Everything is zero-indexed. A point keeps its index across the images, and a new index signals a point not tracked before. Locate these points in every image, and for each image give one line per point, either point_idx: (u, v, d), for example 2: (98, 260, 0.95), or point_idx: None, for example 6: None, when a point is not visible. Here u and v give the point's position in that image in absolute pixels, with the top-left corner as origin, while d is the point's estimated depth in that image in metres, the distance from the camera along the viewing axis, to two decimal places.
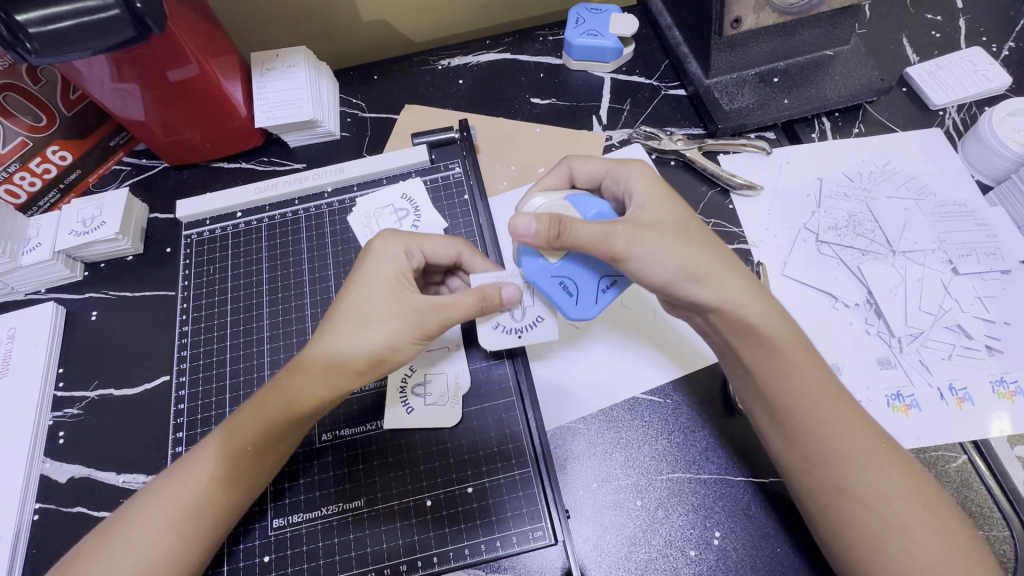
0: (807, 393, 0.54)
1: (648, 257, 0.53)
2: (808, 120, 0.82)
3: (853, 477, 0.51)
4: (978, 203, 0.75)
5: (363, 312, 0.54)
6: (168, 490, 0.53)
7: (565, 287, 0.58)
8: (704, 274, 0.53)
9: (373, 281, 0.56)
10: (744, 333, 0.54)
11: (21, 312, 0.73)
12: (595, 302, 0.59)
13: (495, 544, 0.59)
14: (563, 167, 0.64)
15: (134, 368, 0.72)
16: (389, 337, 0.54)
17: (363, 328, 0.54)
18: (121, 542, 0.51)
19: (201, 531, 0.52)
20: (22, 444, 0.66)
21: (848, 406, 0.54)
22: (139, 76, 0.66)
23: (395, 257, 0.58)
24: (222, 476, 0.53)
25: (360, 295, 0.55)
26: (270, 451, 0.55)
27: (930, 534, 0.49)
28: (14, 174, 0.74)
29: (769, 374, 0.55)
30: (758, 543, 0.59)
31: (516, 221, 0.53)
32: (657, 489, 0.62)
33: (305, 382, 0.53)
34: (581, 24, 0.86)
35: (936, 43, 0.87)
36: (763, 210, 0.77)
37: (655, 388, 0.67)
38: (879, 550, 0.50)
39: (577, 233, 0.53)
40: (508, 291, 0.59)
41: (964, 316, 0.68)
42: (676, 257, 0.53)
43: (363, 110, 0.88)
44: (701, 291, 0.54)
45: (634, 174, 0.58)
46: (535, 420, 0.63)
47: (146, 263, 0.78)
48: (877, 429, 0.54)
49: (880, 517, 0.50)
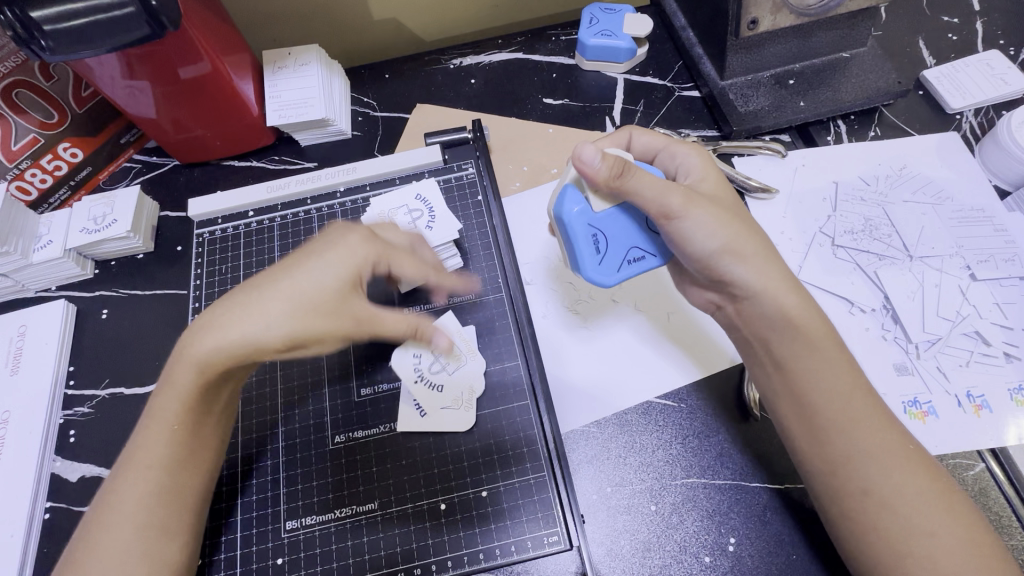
0: (836, 388, 0.54)
1: (699, 228, 0.55)
2: (824, 123, 0.82)
3: (879, 479, 0.51)
4: (996, 208, 0.75)
5: (278, 290, 0.51)
6: (114, 493, 0.52)
7: (596, 239, 0.58)
8: (746, 255, 0.56)
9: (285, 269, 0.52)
10: (782, 323, 0.56)
11: (32, 309, 0.73)
12: (618, 269, 0.59)
13: (509, 548, 0.58)
14: (623, 134, 0.65)
15: (146, 367, 0.71)
16: (305, 323, 0.50)
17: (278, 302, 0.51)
18: (91, 544, 0.50)
19: (165, 519, 0.52)
20: (33, 443, 0.66)
21: (877, 406, 0.54)
22: (150, 74, 0.66)
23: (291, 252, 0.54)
24: (163, 462, 0.52)
25: (273, 277, 0.52)
26: (197, 426, 0.54)
27: (954, 540, 0.49)
28: (26, 171, 0.74)
29: (799, 366, 0.55)
30: (774, 549, 0.58)
31: (585, 149, 0.52)
32: (672, 494, 0.61)
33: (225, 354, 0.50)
34: (594, 24, 0.86)
35: (953, 46, 0.87)
36: (778, 214, 0.76)
37: (671, 392, 0.66)
38: (903, 556, 0.49)
39: (635, 185, 0.54)
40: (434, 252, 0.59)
41: (982, 323, 0.68)
42: (725, 233, 0.56)
43: (375, 109, 0.87)
44: (741, 270, 0.56)
45: (693, 155, 0.62)
46: (550, 425, 0.63)
47: (158, 261, 0.78)
48: (903, 433, 0.54)
49: (904, 522, 0.50)
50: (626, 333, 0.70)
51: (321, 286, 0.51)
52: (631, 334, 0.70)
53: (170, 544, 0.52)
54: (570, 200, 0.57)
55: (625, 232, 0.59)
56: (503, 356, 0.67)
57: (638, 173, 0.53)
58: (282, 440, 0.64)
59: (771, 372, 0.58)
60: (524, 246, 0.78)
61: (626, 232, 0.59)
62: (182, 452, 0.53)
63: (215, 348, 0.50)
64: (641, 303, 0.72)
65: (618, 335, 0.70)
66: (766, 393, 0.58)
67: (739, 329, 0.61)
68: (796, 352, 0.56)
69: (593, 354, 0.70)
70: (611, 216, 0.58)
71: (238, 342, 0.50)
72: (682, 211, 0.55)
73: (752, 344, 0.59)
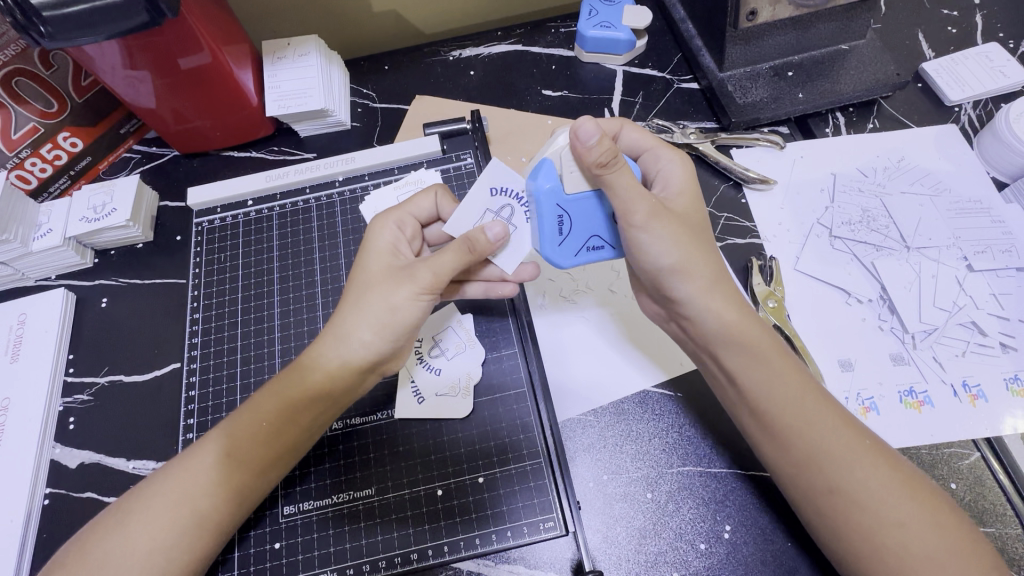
0: (789, 398, 0.54)
1: (654, 242, 0.54)
2: (822, 115, 0.82)
3: (844, 476, 0.51)
4: (994, 201, 0.75)
5: (366, 286, 0.56)
6: (184, 469, 0.53)
7: (560, 222, 0.56)
8: (694, 275, 0.56)
9: (380, 252, 0.58)
10: (727, 340, 0.56)
11: (32, 298, 0.73)
12: (573, 255, 0.58)
13: (506, 534, 0.59)
14: (615, 123, 0.63)
15: (144, 355, 0.72)
16: (381, 298, 0.54)
17: (366, 298, 0.55)
18: (137, 515, 0.51)
19: (216, 513, 0.52)
20: (33, 429, 0.66)
21: (829, 407, 0.54)
22: (151, 64, 0.66)
23: (388, 229, 0.59)
24: (234, 455, 0.53)
25: (360, 267, 0.57)
26: (285, 432, 0.54)
27: (923, 528, 0.49)
28: (26, 160, 0.74)
29: (748, 376, 0.55)
30: (768, 537, 0.59)
31: (586, 121, 0.49)
32: (668, 481, 0.61)
33: (319, 360, 0.54)
34: (593, 15, 0.86)
35: (952, 38, 0.87)
36: (775, 205, 0.76)
37: (664, 382, 0.67)
38: (876, 550, 0.49)
39: (615, 183, 0.52)
40: (494, 231, 0.54)
41: (978, 313, 0.68)
42: (677, 250, 0.55)
43: (375, 100, 0.88)
44: (687, 289, 0.56)
45: (676, 161, 0.60)
46: (547, 412, 0.63)
47: (157, 250, 0.78)
48: (860, 428, 0.54)
49: (874, 516, 0.50)
50: (612, 328, 0.71)
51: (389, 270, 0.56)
52: (619, 327, 0.71)
53: (208, 538, 0.52)
54: (543, 174, 0.54)
55: (588, 219, 0.57)
56: (500, 344, 0.68)
57: (624, 169, 0.51)
58: None
59: (725, 384, 0.58)
60: None
61: (588, 218, 0.57)
62: (257, 455, 0.53)
63: (312, 351, 0.55)
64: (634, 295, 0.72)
65: (604, 329, 0.71)
66: (724, 401, 0.59)
67: (687, 343, 0.61)
68: (741, 365, 0.55)
69: (585, 345, 0.70)
70: (583, 202, 0.55)
71: (333, 341, 0.54)
72: (644, 223, 0.53)
73: (703, 357, 0.59)
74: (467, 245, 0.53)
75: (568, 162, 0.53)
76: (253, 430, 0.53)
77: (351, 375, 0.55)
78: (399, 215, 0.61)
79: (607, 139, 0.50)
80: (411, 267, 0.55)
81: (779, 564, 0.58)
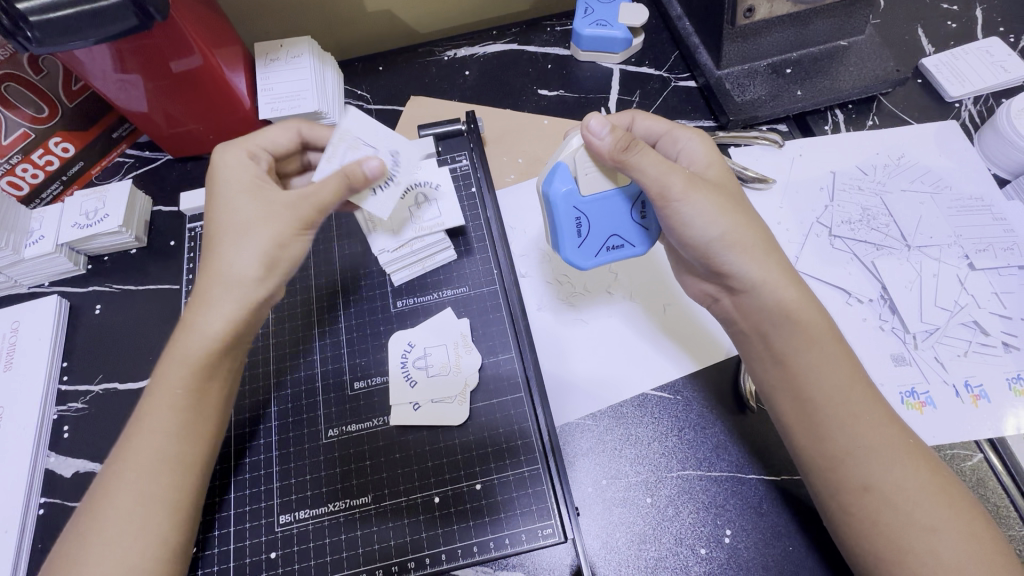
0: (837, 389, 0.53)
1: (695, 215, 0.53)
2: (821, 113, 0.81)
3: (879, 474, 0.50)
4: (995, 198, 0.74)
5: (226, 233, 0.54)
6: (128, 447, 0.52)
7: (579, 224, 0.57)
8: (746, 245, 0.55)
9: (225, 183, 0.57)
10: (777, 317, 0.55)
11: (24, 306, 0.72)
12: (595, 254, 0.58)
13: (504, 541, 0.58)
14: (625, 115, 0.62)
15: (139, 362, 0.71)
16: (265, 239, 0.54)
17: (244, 237, 0.54)
18: (102, 504, 0.50)
19: (163, 493, 0.51)
20: (26, 438, 0.65)
21: (876, 402, 0.53)
22: (141, 67, 0.65)
23: (242, 164, 0.58)
24: (177, 426, 0.52)
25: (223, 204, 0.56)
26: (207, 390, 0.54)
27: (956, 535, 0.48)
28: (17, 165, 0.73)
29: (796, 359, 0.55)
30: (770, 541, 0.58)
31: (595, 117, 0.51)
32: (668, 485, 0.61)
33: (213, 304, 0.53)
34: (590, 14, 0.85)
35: (952, 33, 0.86)
36: (775, 204, 0.75)
37: (666, 385, 0.66)
38: (903, 553, 0.49)
39: (640, 164, 0.52)
40: (372, 165, 0.57)
41: (980, 312, 0.67)
42: (724, 220, 0.54)
43: (369, 101, 0.87)
44: (739, 261, 0.55)
45: (695, 138, 0.59)
46: (545, 415, 0.62)
47: (151, 256, 0.77)
48: (904, 428, 0.53)
49: (905, 517, 0.49)
50: (614, 330, 0.70)
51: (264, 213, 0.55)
52: (626, 324, 0.70)
53: (162, 518, 0.50)
54: (559, 178, 0.55)
55: (609, 218, 0.57)
56: (497, 348, 0.67)
57: (644, 149, 0.52)
58: (276, 433, 0.63)
59: (769, 363, 0.57)
60: (518, 238, 0.77)
61: (608, 216, 0.57)
62: (190, 424, 0.53)
63: (196, 310, 0.53)
64: (637, 296, 0.72)
65: (610, 332, 0.70)
66: (763, 387, 0.58)
67: (738, 326, 0.59)
68: (793, 346, 0.55)
69: (591, 346, 0.69)
70: (603, 200, 0.56)
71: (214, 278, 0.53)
72: (681, 196, 0.53)
73: (748, 335, 0.58)
74: (344, 174, 0.56)
75: (584, 161, 0.55)
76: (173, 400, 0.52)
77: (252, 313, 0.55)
78: (246, 147, 0.60)
79: (618, 129, 0.52)
80: (287, 203, 0.55)
81: (780, 569, 0.57)
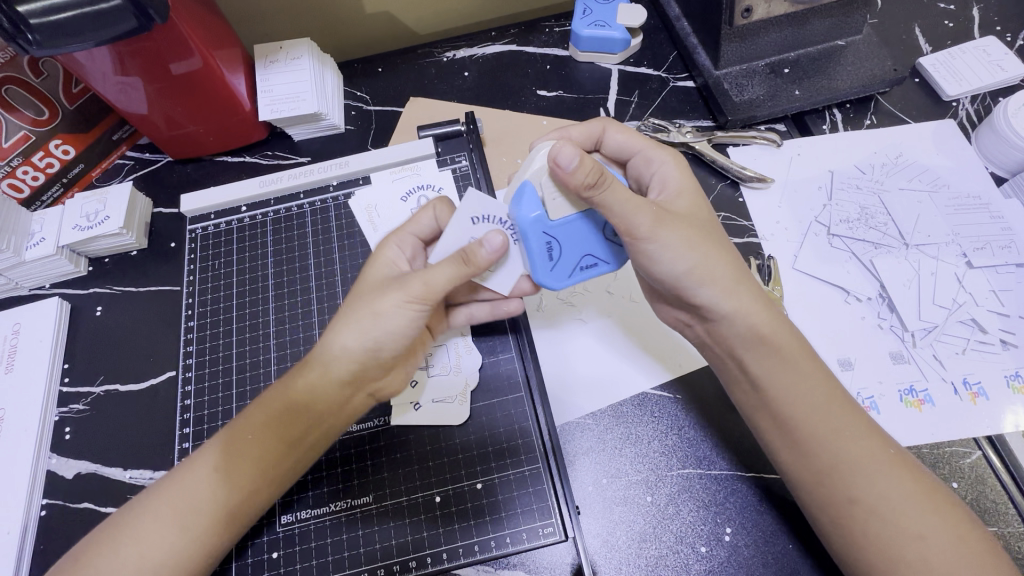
0: (816, 408, 0.53)
1: (663, 251, 0.53)
2: (819, 112, 0.81)
3: (866, 487, 0.51)
4: (992, 195, 0.74)
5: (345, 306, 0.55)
6: (176, 479, 0.53)
7: (550, 248, 0.57)
8: (718, 278, 0.54)
9: (378, 266, 0.58)
10: (753, 342, 0.55)
11: (26, 308, 0.72)
12: (568, 275, 0.59)
13: (505, 540, 0.58)
14: (597, 123, 0.63)
15: (140, 364, 0.71)
16: (364, 313, 0.54)
17: (355, 306, 0.55)
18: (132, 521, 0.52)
19: (199, 530, 0.51)
20: (28, 440, 0.66)
21: (855, 415, 0.54)
22: (142, 69, 0.65)
23: (393, 252, 0.60)
24: (225, 468, 0.53)
25: (361, 280, 0.58)
26: (273, 450, 0.54)
27: (946, 542, 0.49)
28: (17, 168, 0.73)
29: (772, 382, 0.55)
30: (769, 539, 0.58)
31: (562, 149, 0.48)
32: (668, 484, 0.61)
33: (304, 372, 0.54)
34: (588, 15, 0.85)
35: (949, 32, 0.86)
36: (774, 204, 0.75)
37: (662, 384, 0.66)
38: (892, 561, 0.49)
39: (607, 200, 0.50)
40: (492, 242, 0.53)
41: (978, 310, 0.67)
42: (692, 255, 0.54)
43: (368, 102, 0.87)
44: (710, 293, 0.54)
45: (668, 161, 0.59)
46: (545, 416, 0.63)
47: (151, 258, 0.77)
48: (885, 439, 0.53)
49: (894, 526, 0.50)
50: (615, 330, 0.70)
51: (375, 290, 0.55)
52: (620, 325, 0.71)
53: (192, 552, 0.51)
54: (526, 203, 0.54)
55: (579, 242, 0.57)
56: (497, 348, 0.67)
57: (614, 186, 0.50)
58: None
59: (748, 391, 0.57)
60: None
61: (580, 240, 0.57)
62: (249, 474, 0.53)
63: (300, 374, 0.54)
64: (631, 298, 0.72)
65: (596, 336, 0.70)
66: (744, 409, 0.58)
67: (709, 348, 0.60)
68: (768, 369, 0.55)
69: (585, 345, 0.70)
70: (570, 224, 0.56)
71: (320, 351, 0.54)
72: (649, 234, 0.52)
73: (725, 361, 0.58)
74: (462, 257, 0.53)
75: (550, 186, 0.54)
76: (245, 448, 0.53)
77: (332, 388, 0.54)
78: (401, 234, 0.61)
79: (588, 159, 0.49)
80: (405, 278, 0.54)
81: (779, 567, 0.57)
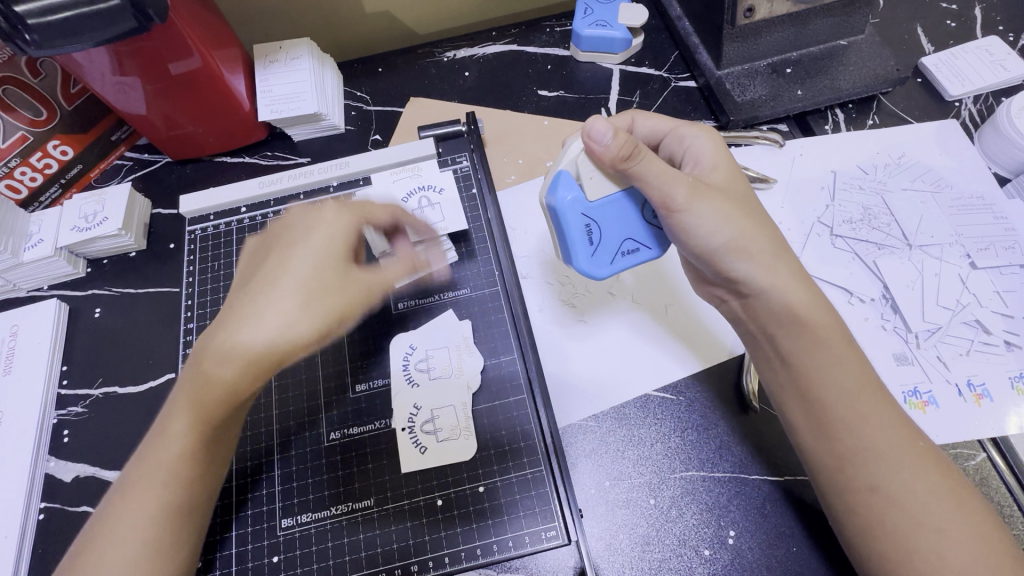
0: (846, 390, 0.53)
1: (702, 223, 0.53)
2: (821, 112, 0.81)
3: (889, 476, 0.50)
4: (995, 195, 0.74)
5: (278, 286, 0.49)
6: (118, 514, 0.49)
7: (590, 232, 0.55)
8: (754, 251, 0.54)
9: (305, 256, 0.50)
10: (789, 322, 0.54)
11: (23, 310, 0.72)
12: (611, 261, 0.57)
13: (507, 544, 0.58)
14: (625, 116, 0.62)
15: (140, 366, 0.71)
16: (292, 315, 0.48)
17: (269, 299, 0.48)
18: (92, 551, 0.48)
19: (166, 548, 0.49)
20: (26, 443, 0.65)
21: (884, 403, 0.53)
22: (140, 69, 0.64)
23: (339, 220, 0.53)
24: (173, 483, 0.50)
25: (288, 265, 0.50)
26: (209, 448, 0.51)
27: (967, 537, 0.48)
28: (14, 169, 0.73)
29: (804, 361, 0.54)
30: (773, 542, 0.58)
31: (596, 121, 0.51)
32: (670, 488, 0.61)
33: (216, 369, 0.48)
34: (589, 15, 0.84)
35: (951, 32, 0.86)
36: (776, 204, 0.75)
37: (670, 384, 0.66)
38: (908, 553, 0.49)
39: (641, 172, 0.51)
40: None
41: (982, 312, 0.67)
42: (730, 227, 0.53)
43: (368, 102, 0.86)
44: (747, 267, 0.54)
45: (702, 135, 0.58)
46: (547, 418, 0.62)
47: (150, 259, 0.77)
48: (915, 431, 0.53)
49: (912, 519, 0.49)
50: (626, 326, 0.70)
51: (316, 285, 0.49)
52: (639, 323, 0.70)
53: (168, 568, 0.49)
54: (563, 185, 0.55)
55: (621, 224, 0.57)
56: (499, 349, 0.67)
57: (649, 158, 0.51)
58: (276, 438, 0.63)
59: (778, 368, 0.57)
60: (520, 239, 0.77)
61: (620, 221, 0.56)
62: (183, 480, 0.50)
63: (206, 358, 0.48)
64: (644, 293, 0.72)
65: (619, 332, 0.70)
66: (770, 386, 0.58)
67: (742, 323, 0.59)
68: (801, 348, 0.54)
69: (599, 341, 0.69)
70: (610, 204, 0.56)
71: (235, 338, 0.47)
72: (685, 206, 0.52)
73: (758, 338, 0.58)
74: None
75: (585, 164, 0.54)
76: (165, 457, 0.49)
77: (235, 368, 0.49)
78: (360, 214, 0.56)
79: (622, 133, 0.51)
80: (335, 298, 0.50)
81: (784, 569, 0.57)
